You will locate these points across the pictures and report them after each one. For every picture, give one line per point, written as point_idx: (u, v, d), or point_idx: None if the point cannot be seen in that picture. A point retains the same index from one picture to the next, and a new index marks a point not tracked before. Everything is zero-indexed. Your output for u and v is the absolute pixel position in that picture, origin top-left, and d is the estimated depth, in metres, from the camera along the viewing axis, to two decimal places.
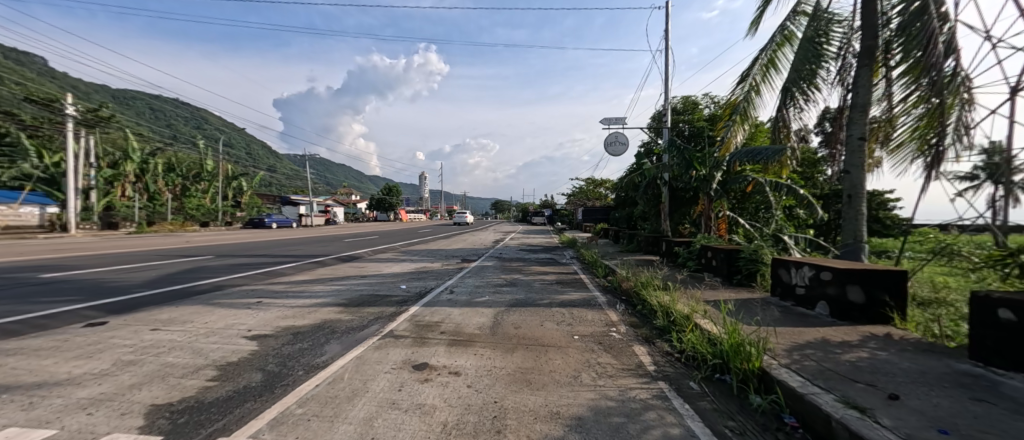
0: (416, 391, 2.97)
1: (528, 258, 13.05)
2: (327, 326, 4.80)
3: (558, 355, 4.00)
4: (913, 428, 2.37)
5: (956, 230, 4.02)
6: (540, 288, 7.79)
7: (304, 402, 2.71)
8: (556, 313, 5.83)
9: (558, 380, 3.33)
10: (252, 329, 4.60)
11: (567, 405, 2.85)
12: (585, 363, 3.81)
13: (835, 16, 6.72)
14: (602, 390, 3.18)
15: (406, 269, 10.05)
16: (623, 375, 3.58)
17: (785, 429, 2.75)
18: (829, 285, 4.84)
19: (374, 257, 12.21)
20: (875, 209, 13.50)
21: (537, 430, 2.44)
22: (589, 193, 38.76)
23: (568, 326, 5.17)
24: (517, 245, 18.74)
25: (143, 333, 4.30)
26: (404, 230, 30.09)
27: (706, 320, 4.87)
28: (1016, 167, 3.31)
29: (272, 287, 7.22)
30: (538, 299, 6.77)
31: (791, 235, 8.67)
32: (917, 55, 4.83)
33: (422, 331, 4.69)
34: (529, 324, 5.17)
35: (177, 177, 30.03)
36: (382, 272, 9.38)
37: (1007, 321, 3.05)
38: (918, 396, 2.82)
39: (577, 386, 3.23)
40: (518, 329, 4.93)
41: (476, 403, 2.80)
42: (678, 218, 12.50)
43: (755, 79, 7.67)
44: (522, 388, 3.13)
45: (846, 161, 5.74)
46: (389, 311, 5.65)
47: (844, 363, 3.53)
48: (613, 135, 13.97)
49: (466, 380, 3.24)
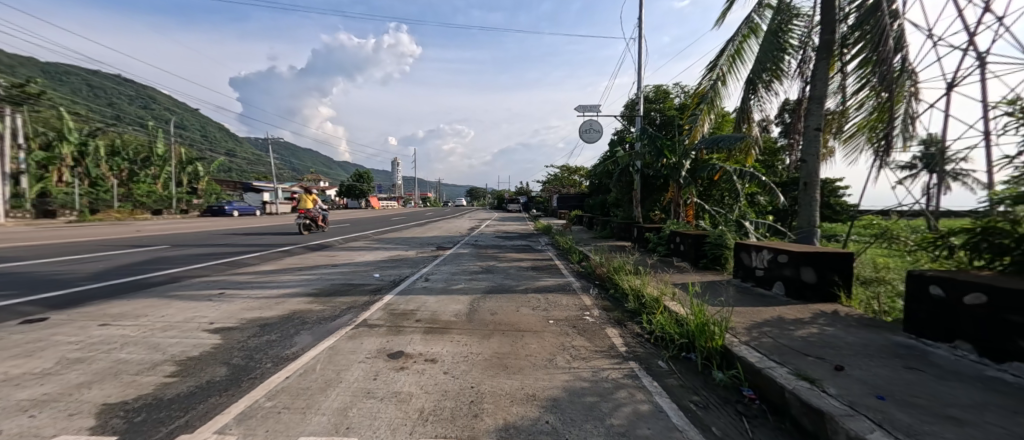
0: (392, 379, 3.04)
1: (504, 245, 13.21)
2: (297, 317, 4.77)
3: (533, 339, 4.14)
4: (856, 395, 2.64)
5: (896, 215, 4.37)
6: (516, 274, 7.94)
7: (273, 395, 2.74)
8: (531, 299, 5.99)
9: (535, 364, 3.47)
10: (215, 321, 4.53)
11: (542, 387, 2.99)
12: (560, 346, 3.97)
13: (797, 10, 6.96)
14: (576, 372, 3.34)
15: (380, 257, 9.99)
16: (596, 357, 3.75)
17: (744, 401, 3.00)
18: (786, 267, 5.17)
19: (345, 246, 12.05)
20: (827, 195, 14.38)
21: (514, 413, 2.57)
22: (564, 180, 39.09)
23: (544, 311, 5.33)
24: (493, 231, 18.89)
25: (91, 329, 4.16)
26: (375, 217, 29.61)
27: (675, 302, 5.14)
28: (949, 157, 3.64)
29: (236, 278, 7.04)
30: (515, 285, 6.93)
31: (753, 221, 9.12)
32: (870, 49, 5.13)
33: (397, 319, 4.74)
34: (506, 310, 5.29)
35: (122, 161, 28.22)
36: (354, 260, 9.30)
37: (937, 296, 3.39)
38: (860, 366, 3.12)
39: (552, 369, 3.38)
40: (494, 315, 5.05)
41: (453, 389, 2.90)
42: (649, 205, 12.89)
43: (723, 70, 7.96)
44: (498, 372, 3.25)
45: (804, 150, 6.07)
46: (362, 300, 5.66)
47: (797, 338, 3.83)
48: (588, 122, 14.11)
49: (443, 367, 3.33)
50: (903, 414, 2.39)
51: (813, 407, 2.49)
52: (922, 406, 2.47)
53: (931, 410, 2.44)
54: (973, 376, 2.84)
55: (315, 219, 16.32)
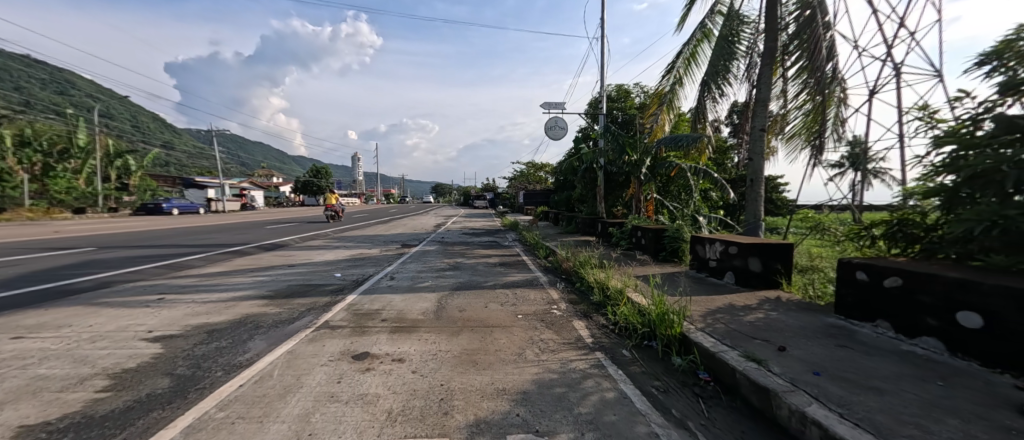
0: (357, 382, 3.10)
1: (471, 242, 13.29)
2: (249, 322, 4.69)
3: (502, 335, 4.30)
4: (795, 372, 2.97)
5: (827, 209, 4.85)
6: (485, 271, 8.06)
7: (225, 405, 2.73)
8: (500, 294, 6.14)
9: (504, 359, 3.63)
10: (155, 329, 4.38)
11: (512, 381, 3.15)
12: (529, 340, 4.16)
13: (746, 17, 7.44)
14: (545, 364, 3.53)
15: (341, 256, 9.83)
16: (564, 349, 3.96)
17: (700, 383, 3.29)
18: (737, 257, 5.59)
19: (302, 245, 11.73)
20: (770, 191, 15.48)
21: (484, 407, 2.71)
22: (530, 176, 39.47)
23: (512, 306, 5.50)
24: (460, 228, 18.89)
25: (5, 343, 3.92)
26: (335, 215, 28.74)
27: (638, 293, 5.47)
28: (871, 157, 4.09)
29: (178, 282, 6.76)
30: (483, 281, 7.07)
31: (707, 215, 9.70)
32: (807, 57, 5.65)
33: (361, 319, 4.76)
34: (474, 306, 5.42)
35: (34, 153, 25.60)
36: (313, 260, 9.11)
37: (862, 281, 3.75)
38: (799, 346, 3.49)
39: (522, 362, 3.55)
40: (462, 311, 5.17)
41: (422, 388, 3.01)
42: (613, 200, 13.38)
43: (679, 72, 8.41)
44: (468, 368, 3.38)
45: (751, 149, 6.54)
46: (323, 301, 5.62)
47: (746, 323, 4.20)
48: (553, 119, 14.37)
49: (411, 366, 3.41)
50: (834, 387, 2.72)
51: (760, 386, 2.79)
52: (848, 380, 2.82)
53: (856, 382, 2.80)
54: (893, 350, 3.20)
55: (332, 213, 20.04)
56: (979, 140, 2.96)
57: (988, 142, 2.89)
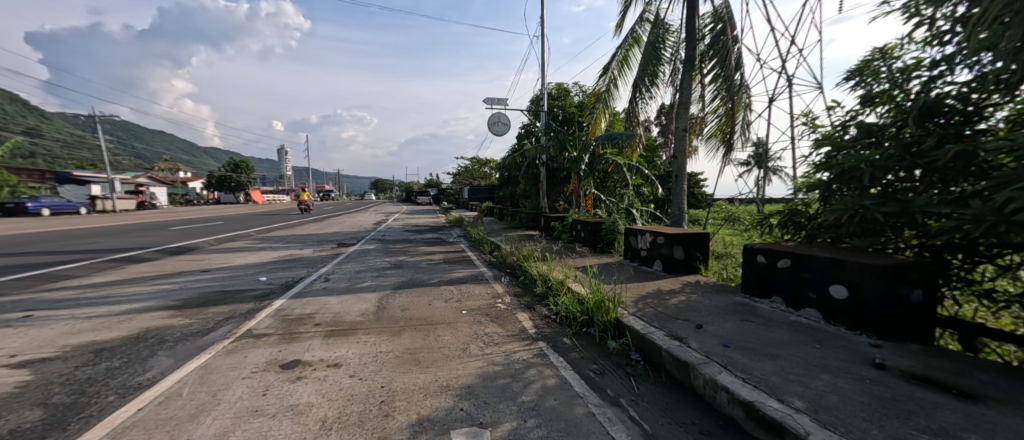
0: (286, 392, 2.89)
1: (414, 239, 13.14)
2: (150, 336, 4.12)
3: (446, 332, 4.37)
4: (710, 346, 3.41)
5: (738, 202, 5.50)
6: (427, 268, 8.07)
7: (121, 432, 2.38)
8: (443, 291, 6.23)
9: (448, 355, 3.69)
10: (20, 353, 3.69)
11: (456, 376, 3.22)
12: (473, 335, 4.28)
13: (670, 27, 8.10)
14: (489, 358, 3.66)
15: (267, 259, 9.20)
16: (508, 341, 4.13)
17: (631, 363, 3.65)
18: (664, 247, 6.15)
19: (220, 248, 10.80)
20: (693, 186, 16.99)
21: (428, 405, 2.73)
22: (474, 172, 39.49)
23: (457, 302, 5.62)
24: (401, 225, 18.49)
25: None
26: (259, 213, 26.50)
27: (577, 284, 5.84)
28: (771, 156, 4.72)
29: (56, 296, 5.89)
30: (427, 279, 7.11)
31: (639, 208, 10.46)
32: (720, 66, 6.36)
33: (291, 325, 4.48)
34: (417, 305, 5.44)
35: None
36: (232, 265, 8.41)
37: (761, 263, 4.27)
38: (713, 323, 3.97)
39: (465, 358, 3.64)
40: (405, 311, 5.16)
41: (361, 392, 2.92)
42: (555, 196, 13.90)
43: (613, 73, 8.96)
44: (410, 368, 3.37)
45: (675, 148, 7.17)
46: (244, 309, 5.18)
47: (670, 305, 4.67)
48: (496, 115, 14.55)
49: (349, 370, 3.29)
50: (739, 356, 3.17)
51: (681, 361, 3.18)
52: (751, 348, 3.28)
53: (756, 349, 3.27)
54: (784, 321, 3.70)
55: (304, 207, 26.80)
56: (846, 142, 3.50)
57: (853, 144, 3.43)
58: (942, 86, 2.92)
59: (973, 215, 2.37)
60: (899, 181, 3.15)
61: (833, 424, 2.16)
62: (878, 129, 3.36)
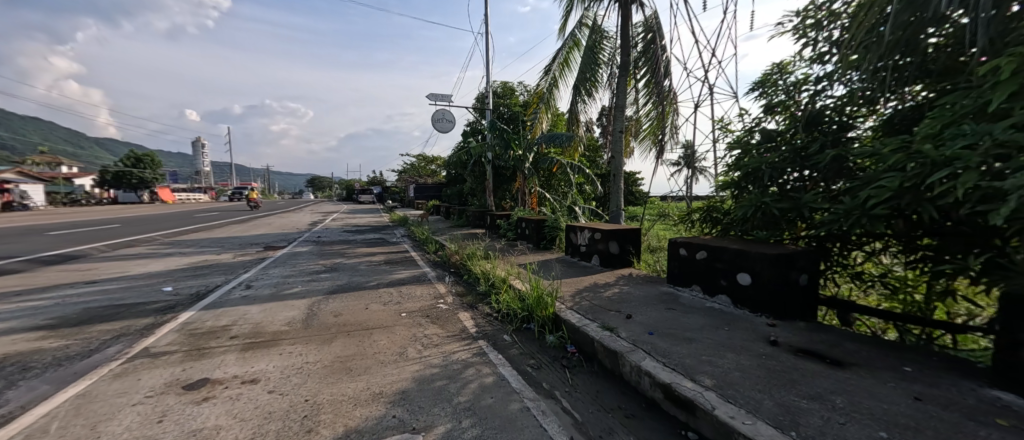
0: (189, 416, 2.58)
1: (354, 240, 12.62)
2: (14, 364, 3.42)
3: (383, 336, 4.21)
4: (637, 334, 3.65)
5: (668, 199, 5.91)
6: (366, 270, 7.79)
7: None
8: (381, 294, 6.02)
9: (383, 361, 3.55)
10: None
11: (390, 382, 3.11)
12: (411, 338, 4.16)
13: (607, 32, 8.49)
14: (427, 360, 3.59)
15: (179, 265, 8.28)
16: (447, 342, 4.09)
17: (567, 355, 3.81)
18: (600, 243, 6.45)
19: (122, 254, 9.55)
20: (631, 185, 17.95)
21: (357, 416, 2.62)
22: (420, 170, 38.69)
23: (396, 305, 5.47)
24: (340, 226, 17.65)
25: None
26: (170, 214, 23.64)
27: (518, 280, 5.96)
28: (697, 157, 5.13)
29: None
30: (365, 282, 6.85)
31: (582, 206, 10.86)
32: (652, 72, 6.80)
33: (200, 340, 3.97)
34: (351, 310, 5.19)
35: None
36: (135, 272, 7.44)
37: (682, 255, 4.62)
38: (641, 313, 4.26)
39: (401, 362, 3.53)
40: (338, 316, 4.90)
41: (282, 408, 2.71)
42: (501, 194, 14.06)
43: (555, 74, 9.22)
44: (340, 377, 3.18)
45: (613, 148, 7.52)
46: (141, 324, 4.47)
47: (605, 298, 4.94)
48: (439, 111, 14.37)
49: (268, 385, 3.02)
50: (661, 342, 3.42)
51: (610, 350, 3.38)
52: (672, 334, 3.56)
53: (677, 334, 3.55)
54: (701, 307, 4.06)
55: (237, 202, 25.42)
56: (752, 146, 3.91)
57: (757, 148, 3.84)
58: (823, 99, 3.36)
59: (845, 210, 2.76)
60: (792, 181, 3.58)
61: (734, 398, 2.41)
62: (777, 135, 3.78)
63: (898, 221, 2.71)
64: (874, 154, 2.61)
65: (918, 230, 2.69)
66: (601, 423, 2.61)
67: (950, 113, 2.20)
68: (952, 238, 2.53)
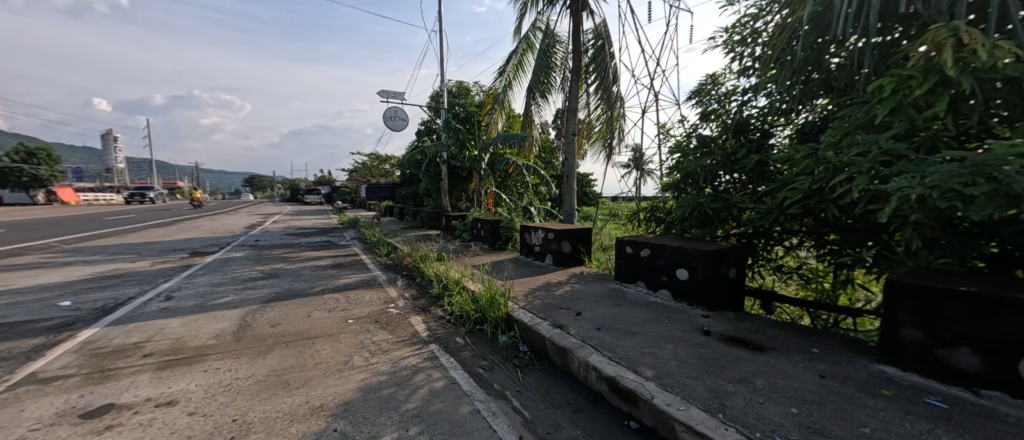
0: None
1: (299, 243, 12.01)
2: None
3: (326, 344, 4.03)
4: (586, 331, 3.79)
5: (618, 200, 6.17)
6: (311, 276, 7.44)
7: None
8: (327, 300, 5.76)
9: (326, 371, 3.41)
10: None
11: (333, 394, 3.00)
12: (357, 345, 4.02)
13: (560, 37, 8.71)
14: (375, 367, 3.51)
15: (89, 273, 7.40)
16: (397, 348, 4.02)
17: (520, 355, 3.89)
18: (554, 242, 6.61)
19: (18, 262, 8.40)
20: (584, 187, 18.51)
21: (292, 433, 2.50)
22: (372, 169, 37.50)
23: (343, 310, 5.27)
24: (283, 228, 16.69)
25: None
26: (76, 216, 20.86)
27: (472, 282, 5.97)
28: (644, 160, 5.40)
29: None
30: (308, 287, 6.52)
31: (537, 207, 11.06)
32: (603, 78, 7.10)
33: (104, 360, 3.55)
34: (289, 318, 4.89)
35: None
36: (31, 283, 6.54)
37: (628, 253, 4.83)
38: (590, 309, 4.42)
39: (346, 371, 3.42)
40: (275, 325, 4.61)
41: (205, 430, 2.52)
42: (457, 194, 14.09)
43: (510, 76, 9.30)
44: (276, 392, 3.02)
45: (566, 150, 7.72)
46: (28, 345, 3.90)
47: (557, 296, 5.08)
48: (392, 109, 14.04)
49: (189, 406, 2.79)
50: (607, 337, 3.59)
51: (560, 347, 3.50)
52: (617, 329, 3.74)
53: (623, 329, 3.73)
54: (646, 302, 4.29)
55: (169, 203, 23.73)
56: (689, 150, 4.18)
57: (694, 153, 4.12)
58: (749, 109, 3.68)
59: (766, 210, 3.05)
60: (724, 183, 3.88)
61: (671, 386, 2.58)
62: (711, 140, 4.06)
63: (809, 219, 3.04)
64: (790, 160, 2.90)
65: (825, 227, 3.03)
66: (550, 420, 2.70)
67: (848, 124, 2.51)
68: (851, 233, 2.88)
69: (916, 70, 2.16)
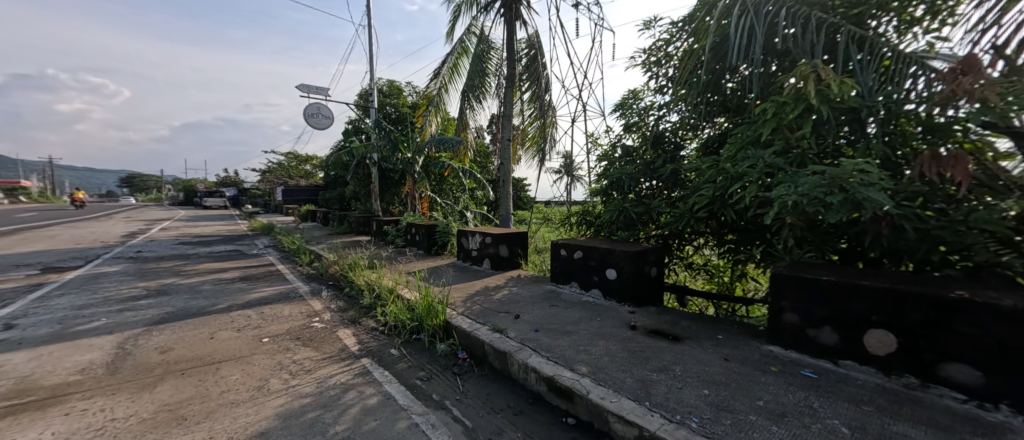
0: None
1: (198, 254, 10.83)
2: None
3: (236, 368, 3.72)
4: (524, 333, 3.94)
5: (551, 204, 6.45)
6: (212, 291, 6.77)
7: None
8: (235, 318, 5.28)
9: (235, 399, 3.15)
10: None
11: (246, 424, 2.80)
12: (275, 367, 3.77)
13: (494, 44, 8.88)
14: (297, 390, 3.32)
15: None
16: (323, 366, 3.84)
17: (459, 362, 3.94)
18: (491, 247, 6.72)
19: None
20: (519, 191, 18.99)
21: None
22: (289, 170, 34.85)
23: (253, 329, 4.87)
24: (184, 236, 14.93)
25: None
26: None
27: (407, 290, 5.88)
28: (574, 167, 5.72)
29: None
30: (210, 304, 5.93)
31: (473, 211, 11.12)
32: (536, 86, 7.45)
33: None
34: (172, 341, 4.38)
35: None
36: None
37: (562, 255, 5.06)
38: (528, 312, 4.59)
39: (262, 397, 3.19)
40: (162, 351, 4.12)
41: None
42: (389, 199, 13.87)
43: (445, 78, 9.27)
44: (170, 429, 2.72)
45: (502, 155, 7.90)
46: None
47: (494, 300, 5.19)
48: (315, 106, 13.29)
49: None
50: (543, 338, 3.76)
51: (500, 350, 3.60)
52: (553, 329, 3.93)
53: (558, 329, 3.93)
54: (579, 302, 4.55)
55: None
56: (615, 158, 4.52)
57: (619, 161, 4.45)
58: (664, 123, 4.08)
59: (680, 214, 3.42)
60: (645, 189, 4.24)
61: (605, 381, 2.79)
62: (633, 151, 4.43)
63: (713, 222, 3.46)
64: (697, 169, 3.28)
65: (725, 228, 3.47)
66: (490, 425, 2.79)
67: (740, 140, 2.94)
68: (743, 234, 3.34)
69: (789, 98, 2.60)
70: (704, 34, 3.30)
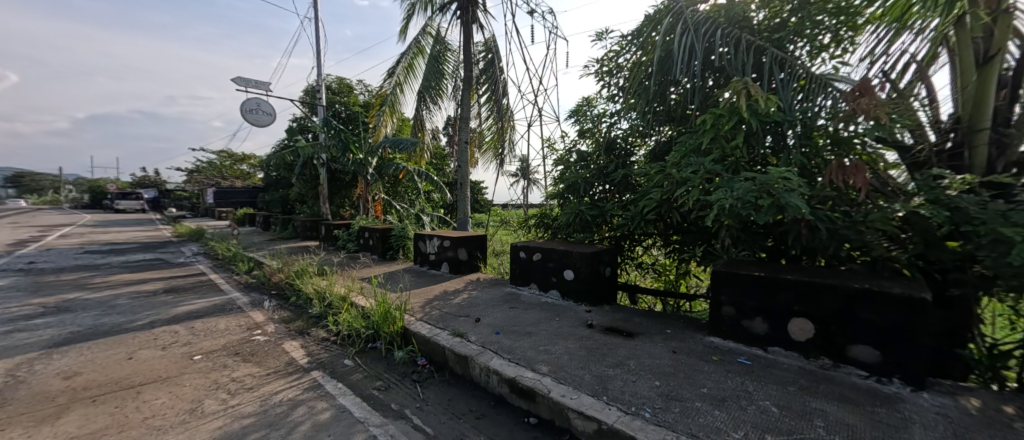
0: None
1: (113, 264, 9.84)
2: None
3: (162, 391, 3.48)
4: (485, 336, 3.99)
5: (508, 207, 6.55)
6: (130, 306, 6.21)
7: None
8: (159, 335, 4.90)
9: (161, 424, 2.95)
10: None
11: None
12: (210, 387, 3.58)
13: (450, 45, 8.89)
14: (237, 410, 3.17)
15: None
16: (267, 382, 3.69)
17: (418, 369, 3.92)
18: (449, 250, 6.71)
19: None
20: (477, 193, 19.00)
21: None
22: (223, 170, 32.49)
23: (183, 347, 4.55)
24: (101, 244, 13.56)
25: None
26: None
27: (361, 298, 5.74)
28: (530, 170, 5.85)
29: None
30: (131, 321, 5.45)
31: (429, 214, 11.01)
32: (492, 88, 7.54)
33: None
34: (75, 366, 3.97)
35: None
36: None
37: (522, 257, 5.15)
38: (488, 315, 4.64)
39: (193, 420, 3.02)
40: (69, 377, 3.74)
41: None
42: (340, 201, 13.44)
43: (400, 77, 9.13)
44: None
45: (459, 158, 7.91)
46: None
47: (454, 304, 5.20)
48: (253, 101, 12.60)
49: None
50: (503, 340, 3.83)
51: (460, 354, 3.63)
52: (514, 331, 4.02)
53: (516, 331, 4.01)
54: (538, 303, 4.67)
55: None
56: (571, 162, 4.68)
57: (574, 164, 4.62)
58: (615, 130, 4.31)
59: (631, 215, 3.62)
60: (599, 192, 4.44)
61: (564, 379, 2.91)
62: (587, 155, 4.61)
63: (660, 224, 3.69)
64: (646, 174, 3.50)
65: (671, 230, 3.72)
66: (452, 431, 2.81)
67: (684, 148, 3.19)
68: (687, 234, 3.60)
69: (724, 111, 2.87)
70: (650, 48, 3.54)
